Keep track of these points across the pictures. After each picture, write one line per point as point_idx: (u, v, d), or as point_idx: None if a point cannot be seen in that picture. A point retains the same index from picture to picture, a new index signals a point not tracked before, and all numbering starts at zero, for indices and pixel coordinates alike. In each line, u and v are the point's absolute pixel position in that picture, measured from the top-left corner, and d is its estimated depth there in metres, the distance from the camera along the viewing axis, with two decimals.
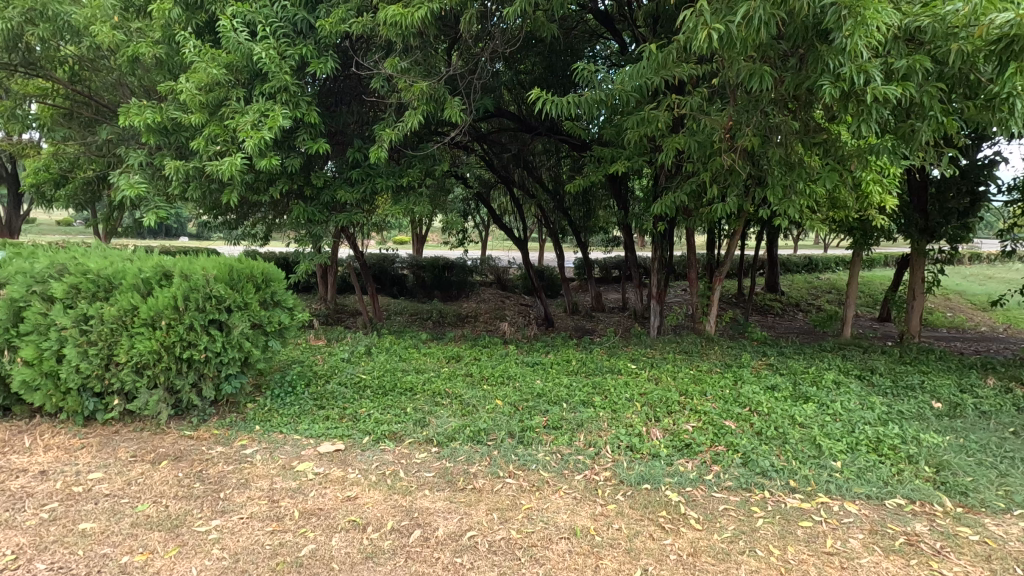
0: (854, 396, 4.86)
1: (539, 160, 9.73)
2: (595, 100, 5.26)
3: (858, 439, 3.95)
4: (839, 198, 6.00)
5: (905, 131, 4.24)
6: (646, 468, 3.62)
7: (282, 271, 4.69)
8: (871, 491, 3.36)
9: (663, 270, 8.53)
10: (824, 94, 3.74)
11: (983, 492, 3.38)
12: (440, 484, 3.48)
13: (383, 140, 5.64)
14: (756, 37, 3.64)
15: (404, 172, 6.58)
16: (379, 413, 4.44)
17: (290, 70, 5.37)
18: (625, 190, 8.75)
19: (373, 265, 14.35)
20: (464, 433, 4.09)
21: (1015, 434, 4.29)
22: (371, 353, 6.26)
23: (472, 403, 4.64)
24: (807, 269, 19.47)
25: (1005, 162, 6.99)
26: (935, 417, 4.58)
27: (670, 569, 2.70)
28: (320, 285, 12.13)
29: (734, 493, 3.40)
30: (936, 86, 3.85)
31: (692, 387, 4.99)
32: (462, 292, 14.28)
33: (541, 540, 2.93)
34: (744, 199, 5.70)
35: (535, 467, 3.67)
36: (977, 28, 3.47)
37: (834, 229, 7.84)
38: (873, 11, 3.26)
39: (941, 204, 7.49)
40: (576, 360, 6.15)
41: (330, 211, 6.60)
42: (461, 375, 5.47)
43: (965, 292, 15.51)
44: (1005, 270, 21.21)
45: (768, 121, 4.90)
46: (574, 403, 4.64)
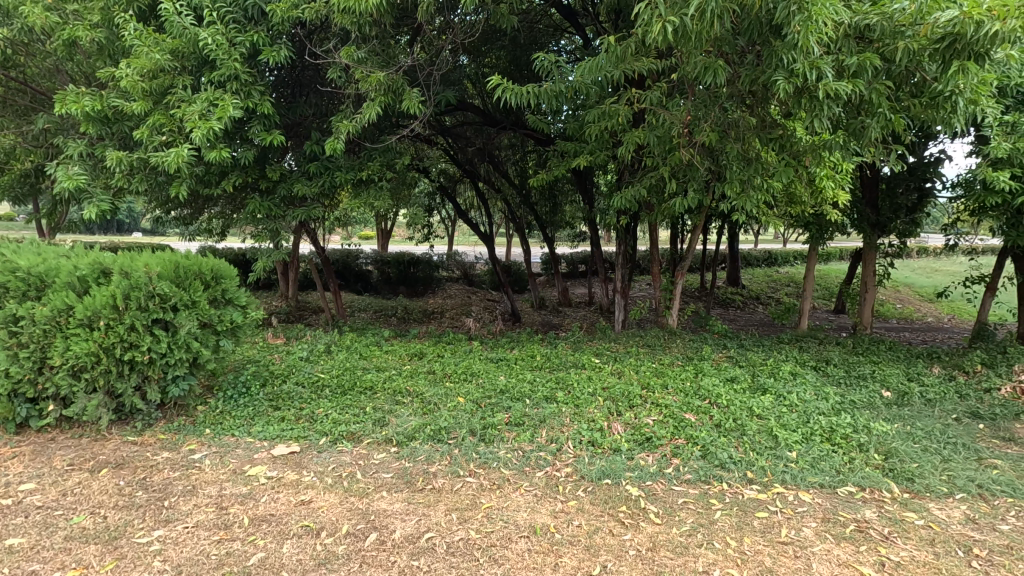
0: (809, 386, 4.99)
1: (504, 155, 9.67)
2: (556, 93, 5.24)
3: (813, 430, 4.04)
4: (795, 193, 6.16)
5: (856, 127, 4.35)
6: (607, 464, 3.62)
7: (233, 267, 4.51)
8: (824, 480, 3.43)
9: (627, 266, 8.58)
10: (778, 89, 3.78)
11: (928, 478, 3.49)
12: (399, 485, 3.40)
13: (340, 131, 5.46)
14: (712, 30, 3.65)
15: (364, 166, 6.44)
16: (338, 413, 4.32)
17: (241, 57, 5.15)
18: (591, 184, 8.75)
19: (337, 261, 14.08)
20: (424, 432, 4.01)
21: (958, 421, 4.48)
22: (331, 351, 6.09)
23: (434, 401, 4.55)
24: (767, 263, 19.96)
25: (949, 160, 7.27)
26: (885, 405, 4.74)
27: (628, 566, 2.69)
28: (281, 281, 11.76)
29: (693, 485, 3.42)
30: (884, 83, 3.95)
31: (653, 380, 5.05)
32: (429, 288, 14.09)
33: (501, 540, 2.88)
34: (705, 194, 5.77)
35: (496, 465, 3.62)
36: (922, 27, 3.57)
37: (792, 223, 8.03)
38: (821, 6, 3.32)
39: (892, 200, 7.78)
40: (540, 355, 6.13)
41: (287, 205, 6.37)
42: (424, 372, 5.37)
43: (914, 286, 16.15)
44: (948, 262, 22.28)
45: (726, 117, 4.96)
46: (537, 399, 4.61)
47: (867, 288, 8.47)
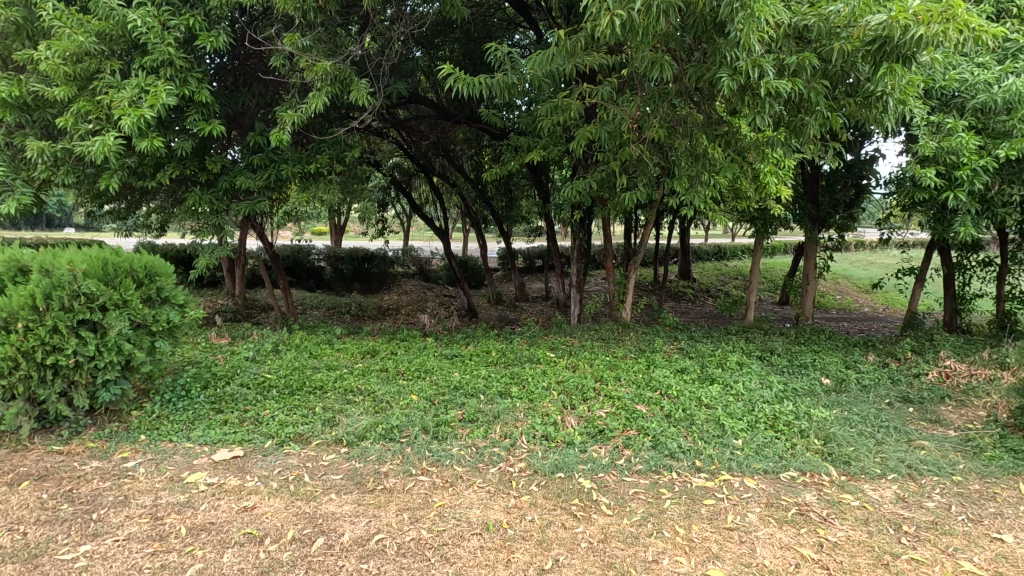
0: (754, 376, 5.16)
1: (459, 149, 9.58)
2: (507, 86, 5.21)
3: (757, 417, 4.19)
4: (741, 188, 6.35)
5: (796, 124, 4.50)
6: (560, 457, 3.63)
7: (169, 264, 4.29)
8: (768, 466, 3.55)
9: (582, 260, 8.65)
10: (722, 86, 3.87)
11: (863, 460, 3.67)
12: (348, 486, 3.31)
13: (285, 122, 5.26)
14: (658, 26, 3.69)
15: (312, 158, 6.23)
16: (284, 415, 4.17)
17: (175, 42, 4.87)
18: (545, 179, 8.77)
19: (287, 258, 13.65)
20: (375, 432, 3.91)
21: (890, 406, 4.74)
22: (279, 350, 5.88)
23: (386, 399, 4.46)
24: (717, 258, 20.63)
25: (883, 158, 7.65)
26: (824, 392, 4.96)
27: (580, 558, 2.71)
28: (227, 278, 11.28)
29: (644, 476, 3.48)
30: (821, 82, 4.10)
31: (606, 373, 5.11)
32: (384, 284, 13.86)
33: (453, 538, 2.84)
34: (655, 189, 5.87)
35: (449, 462, 3.57)
36: (856, 29, 3.72)
37: (739, 218, 8.29)
38: (761, 5, 3.42)
39: (831, 196, 8.13)
40: (496, 351, 6.10)
41: (230, 199, 6.10)
42: (377, 370, 5.26)
43: (852, 278, 16.98)
44: (882, 255, 23.60)
45: (674, 113, 5.04)
46: (491, 395, 4.58)
47: (808, 280, 8.82)
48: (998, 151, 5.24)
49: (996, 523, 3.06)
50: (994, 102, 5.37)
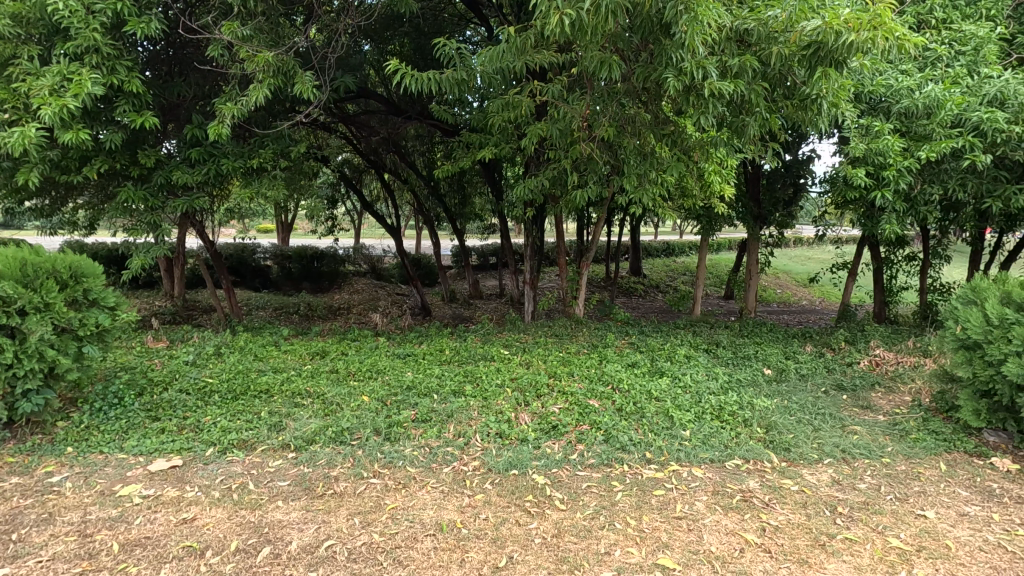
0: (701, 368, 5.33)
1: (411, 145, 9.44)
2: (458, 81, 5.16)
3: (704, 409, 4.32)
4: (687, 187, 6.54)
5: (738, 124, 4.66)
6: (514, 454, 3.64)
7: (98, 264, 4.03)
8: (714, 455, 3.67)
9: (535, 257, 8.69)
10: (668, 86, 3.96)
11: (802, 446, 3.85)
12: (296, 492, 3.20)
13: (224, 115, 5.03)
14: (606, 26, 3.74)
15: (254, 153, 5.99)
16: (227, 420, 3.99)
17: (102, 27, 4.57)
18: (498, 176, 8.75)
19: (231, 256, 13.09)
20: (325, 435, 3.81)
21: (826, 393, 5.00)
22: (221, 354, 5.63)
23: (336, 401, 4.35)
24: (666, 254, 21.20)
25: (818, 158, 8.05)
26: (766, 382, 5.18)
27: (534, 554, 2.72)
28: (165, 278, 10.70)
29: (597, 469, 3.53)
30: (760, 85, 4.27)
31: (560, 368, 5.16)
32: (334, 283, 13.52)
33: (406, 540, 2.80)
34: (606, 186, 5.96)
35: (402, 464, 3.51)
36: (792, 34, 3.88)
37: (686, 215, 8.54)
38: (704, 8, 3.53)
39: (771, 194, 8.49)
40: (450, 349, 6.05)
41: (166, 194, 5.78)
42: (326, 372, 5.12)
43: (792, 272, 17.82)
44: (818, 251, 24.91)
45: (623, 112, 5.13)
46: (444, 394, 4.54)
47: (750, 274, 9.18)
48: (920, 153, 5.60)
49: (921, 500, 3.27)
50: (916, 107, 5.73)
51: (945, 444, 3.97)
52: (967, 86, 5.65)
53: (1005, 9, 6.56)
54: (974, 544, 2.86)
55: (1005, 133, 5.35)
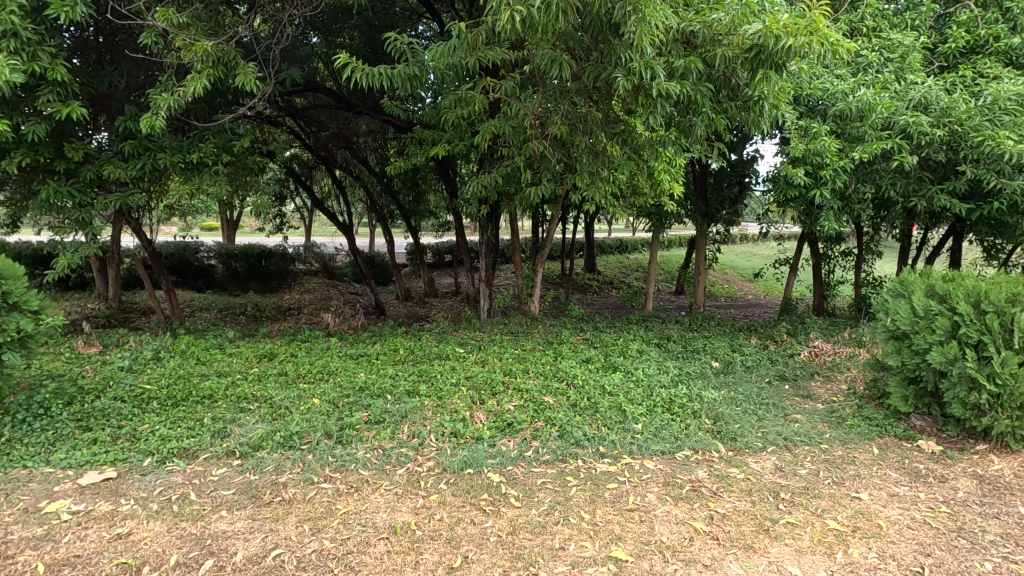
0: (653, 362, 5.45)
1: (362, 141, 9.24)
2: (409, 77, 5.07)
3: (656, 402, 4.43)
4: (638, 185, 6.68)
5: (685, 124, 4.78)
6: (469, 453, 3.62)
7: (19, 265, 3.75)
8: (665, 447, 3.77)
9: (491, 254, 8.67)
10: (618, 86, 4.02)
11: (747, 435, 3.99)
12: (242, 501, 3.08)
13: (160, 106, 4.77)
14: (557, 24, 3.76)
15: (194, 147, 5.71)
16: (166, 428, 3.79)
17: (20, 9, 4.25)
18: (452, 173, 8.68)
19: (171, 256, 12.47)
20: (273, 440, 3.68)
21: (769, 384, 5.22)
22: (160, 358, 5.35)
23: (284, 405, 4.21)
24: (620, 251, 21.59)
25: (761, 158, 8.39)
26: (714, 374, 5.36)
27: (489, 553, 2.71)
28: (99, 279, 10.07)
29: (551, 465, 3.56)
30: (706, 86, 4.39)
31: (515, 366, 5.17)
32: (284, 282, 13.09)
33: (358, 545, 2.74)
34: (559, 184, 6.00)
35: (354, 467, 3.43)
36: (735, 38, 4.02)
37: (637, 213, 8.72)
38: (651, 10, 3.60)
39: (718, 193, 8.80)
40: (404, 348, 5.96)
41: (96, 190, 5.44)
42: (275, 374, 4.95)
43: (738, 268, 18.51)
44: (762, 247, 26.01)
45: (575, 111, 5.18)
46: (398, 394, 4.47)
47: (699, 270, 9.46)
48: (854, 154, 5.91)
49: (855, 483, 3.46)
50: (850, 110, 6.04)
51: (877, 428, 4.21)
52: (896, 91, 6.00)
53: (928, 20, 7.01)
54: (903, 522, 3.05)
55: (929, 136, 5.71)
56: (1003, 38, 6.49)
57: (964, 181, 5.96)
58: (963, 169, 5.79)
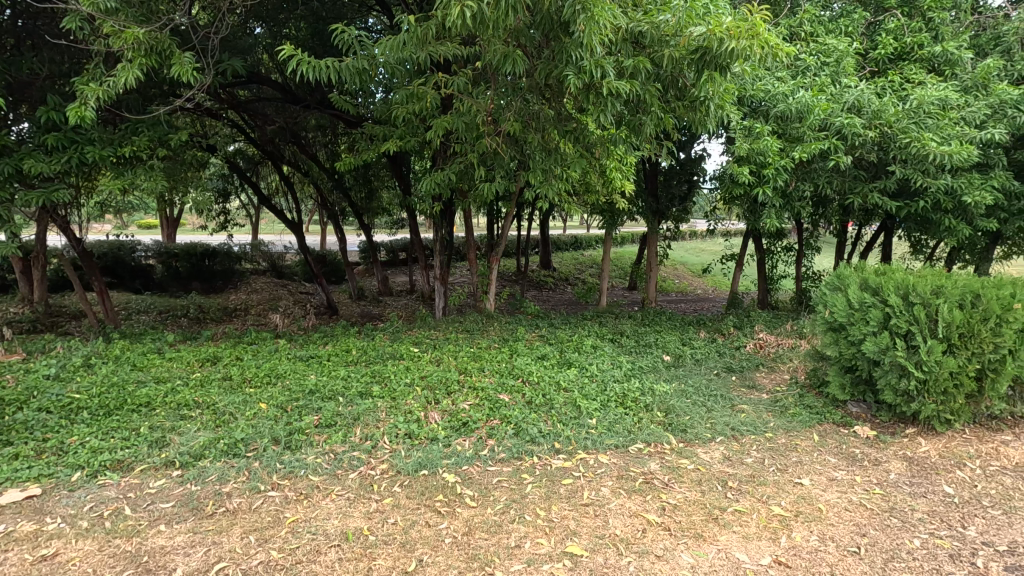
0: (607, 357, 5.53)
1: (311, 136, 8.96)
2: (358, 71, 4.94)
3: (610, 397, 4.49)
4: (590, 183, 6.75)
5: (635, 123, 4.85)
6: (424, 454, 3.57)
7: None
8: (618, 441, 3.82)
9: (445, 252, 8.58)
10: (569, 84, 4.04)
11: (697, 427, 4.11)
12: (182, 513, 2.93)
13: (86, 96, 4.47)
14: (507, 20, 3.74)
15: (126, 140, 5.39)
16: (98, 440, 3.56)
17: None
18: (405, 170, 8.53)
19: (104, 255, 11.75)
20: (216, 448, 3.51)
21: (717, 375, 5.40)
22: (92, 365, 5.02)
23: (229, 411, 4.03)
24: (574, 248, 21.84)
25: (709, 157, 8.63)
26: (665, 367, 5.49)
27: (445, 555, 2.68)
28: (23, 281, 9.37)
29: (507, 463, 3.55)
30: (655, 85, 4.47)
31: (470, 364, 5.14)
32: (229, 282, 12.58)
33: (308, 554, 2.65)
34: (511, 181, 5.99)
35: (303, 473, 3.32)
36: (681, 39, 4.10)
37: (590, 210, 8.82)
38: (600, 9, 3.63)
39: (668, 191, 9.00)
40: (356, 349, 5.83)
41: (16, 185, 5.05)
42: (218, 379, 4.73)
43: (688, 264, 19.05)
44: (709, 243, 26.92)
45: (527, 108, 5.17)
46: (351, 396, 4.36)
47: (651, 266, 9.66)
48: (794, 153, 6.16)
49: (797, 469, 3.61)
50: (790, 111, 6.28)
51: (818, 416, 4.41)
52: (831, 94, 6.28)
53: (860, 27, 7.38)
54: (841, 504, 3.20)
55: (862, 137, 6.02)
56: (926, 46, 6.90)
57: (893, 180, 6.32)
58: (892, 169, 6.13)
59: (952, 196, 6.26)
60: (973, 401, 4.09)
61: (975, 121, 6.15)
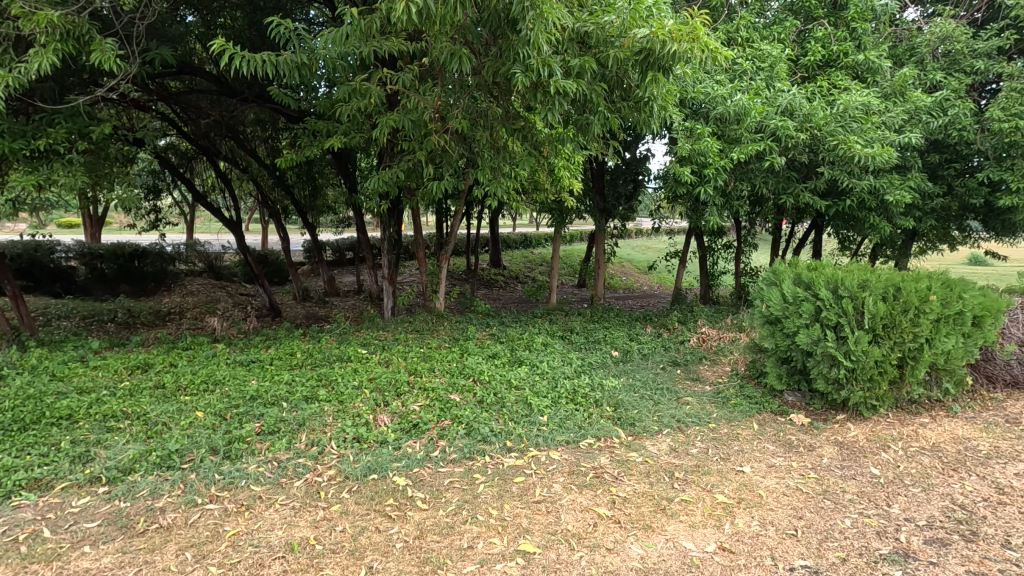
0: (557, 354, 5.59)
1: (249, 131, 8.58)
2: (298, 64, 4.76)
3: (560, 393, 4.54)
4: (539, 181, 6.79)
5: (582, 122, 4.91)
6: (373, 458, 3.48)
7: None
8: (569, 437, 3.86)
9: (393, 250, 8.42)
10: (516, 82, 4.05)
11: (644, 420, 4.21)
12: (111, 533, 2.74)
13: None
14: (454, 16, 3.70)
15: (41, 132, 4.98)
16: (12, 458, 3.28)
17: None
18: (351, 167, 8.31)
19: (18, 257, 10.84)
20: (147, 461, 3.30)
21: (663, 369, 5.56)
22: (4, 376, 4.62)
23: (162, 421, 3.80)
24: (524, 246, 21.99)
25: (653, 157, 8.86)
26: (614, 363, 5.60)
27: (395, 560, 2.62)
28: None
29: (459, 464, 3.52)
30: (601, 85, 4.54)
31: (421, 364, 5.06)
32: (161, 284, 11.89)
33: (250, 568, 2.53)
34: (460, 179, 5.94)
35: (244, 483, 3.17)
36: (626, 40, 4.19)
37: (539, 208, 8.88)
38: (547, 8, 3.65)
39: (615, 190, 9.18)
40: (301, 352, 5.63)
41: None
42: (150, 388, 4.46)
43: (634, 261, 19.55)
44: (654, 241, 27.74)
45: (475, 106, 5.14)
46: (295, 400, 4.20)
47: (599, 264, 9.83)
48: (732, 154, 6.42)
49: (739, 458, 3.75)
50: (728, 113, 6.52)
51: (757, 406, 4.62)
52: (766, 97, 6.58)
53: (791, 34, 7.77)
54: (780, 490, 3.35)
55: (794, 139, 6.35)
56: (851, 54, 7.34)
57: (822, 181, 6.70)
58: (822, 170, 6.49)
59: (875, 196, 6.69)
60: (896, 387, 4.37)
61: (894, 126, 6.58)
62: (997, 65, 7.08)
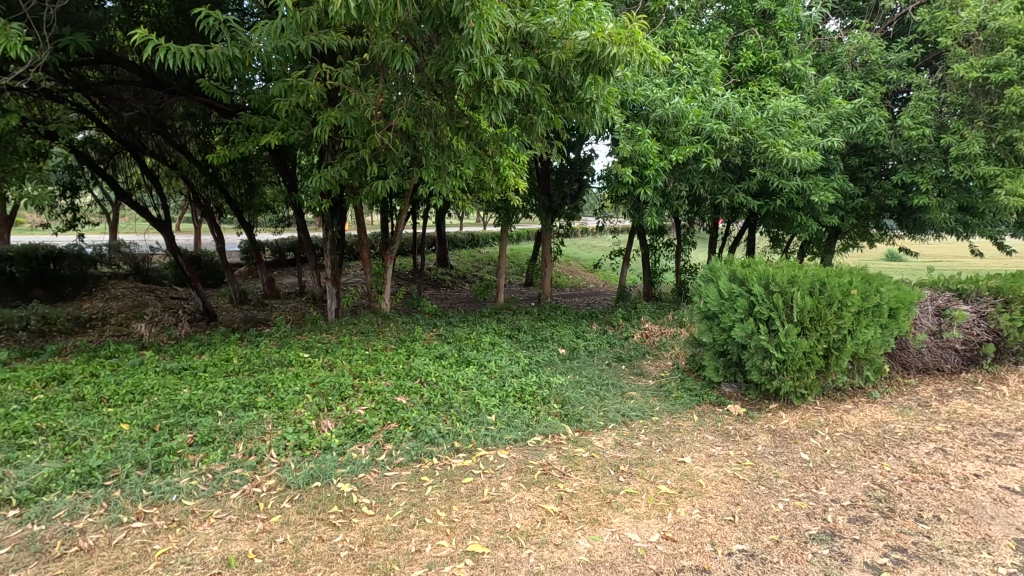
0: (505, 353, 5.60)
1: (178, 125, 8.12)
2: (231, 57, 4.55)
3: (508, 392, 4.55)
4: (484, 180, 6.77)
5: (526, 122, 4.95)
6: (316, 465, 3.37)
7: None
8: (517, 435, 3.88)
9: (336, 251, 8.19)
10: (459, 81, 4.03)
11: (591, 416, 4.28)
12: (22, 560, 2.52)
13: None
14: (395, 12, 3.64)
15: None
16: None
17: None
18: (289, 164, 8.01)
19: None
20: (65, 479, 3.06)
21: (609, 365, 5.68)
22: None
23: (82, 436, 3.53)
24: (471, 245, 21.94)
25: (597, 157, 9.04)
26: (561, 360, 5.67)
27: (340, 569, 2.54)
28: None
29: (406, 467, 3.47)
30: (544, 86, 4.59)
31: (366, 367, 4.95)
32: (80, 288, 11.05)
33: None
34: (404, 177, 5.85)
35: (176, 498, 3.00)
36: (567, 42, 4.26)
37: (486, 208, 8.86)
38: (488, 7, 3.65)
39: (560, 189, 9.29)
40: (238, 357, 5.38)
41: None
42: (68, 400, 4.13)
43: (580, 259, 19.87)
44: (598, 240, 28.30)
45: (418, 103, 5.07)
46: (232, 408, 4.01)
47: (545, 263, 9.91)
48: (671, 156, 6.64)
49: (681, 449, 3.88)
50: (667, 116, 6.72)
51: (696, 398, 4.79)
52: (703, 101, 6.84)
53: (724, 41, 8.12)
54: (718, 478, 3.50)
55: (728, 142, 6.64)
56: (779, 62, 7.75)
57: (755, 181, 7.04)
58: (754, 171, 6.83)
59: (803, 196, 7.08)
60: (822, 375, 4.65)
61: (819, 130, 6.99)
62: (907, 76, 7.68)
